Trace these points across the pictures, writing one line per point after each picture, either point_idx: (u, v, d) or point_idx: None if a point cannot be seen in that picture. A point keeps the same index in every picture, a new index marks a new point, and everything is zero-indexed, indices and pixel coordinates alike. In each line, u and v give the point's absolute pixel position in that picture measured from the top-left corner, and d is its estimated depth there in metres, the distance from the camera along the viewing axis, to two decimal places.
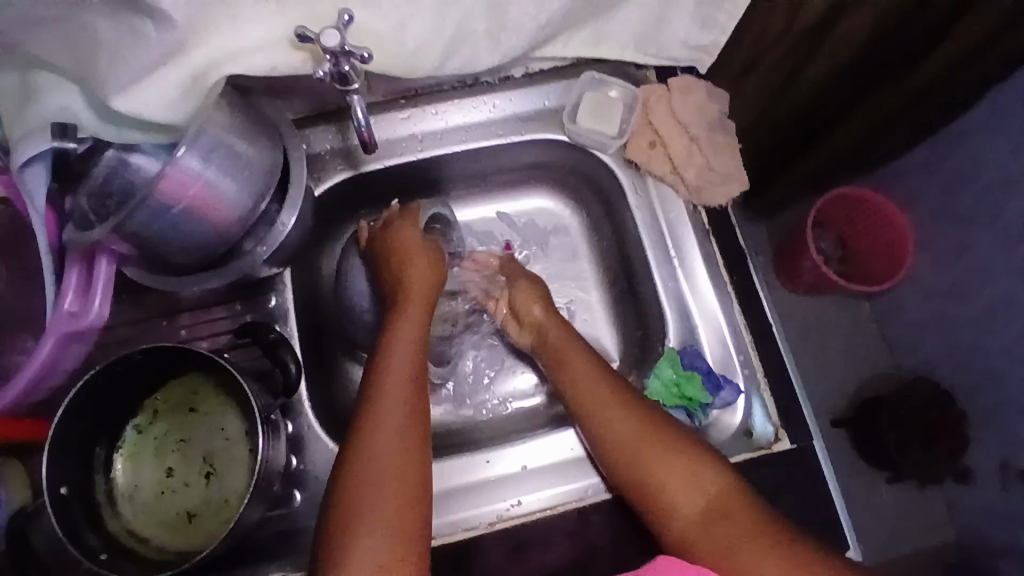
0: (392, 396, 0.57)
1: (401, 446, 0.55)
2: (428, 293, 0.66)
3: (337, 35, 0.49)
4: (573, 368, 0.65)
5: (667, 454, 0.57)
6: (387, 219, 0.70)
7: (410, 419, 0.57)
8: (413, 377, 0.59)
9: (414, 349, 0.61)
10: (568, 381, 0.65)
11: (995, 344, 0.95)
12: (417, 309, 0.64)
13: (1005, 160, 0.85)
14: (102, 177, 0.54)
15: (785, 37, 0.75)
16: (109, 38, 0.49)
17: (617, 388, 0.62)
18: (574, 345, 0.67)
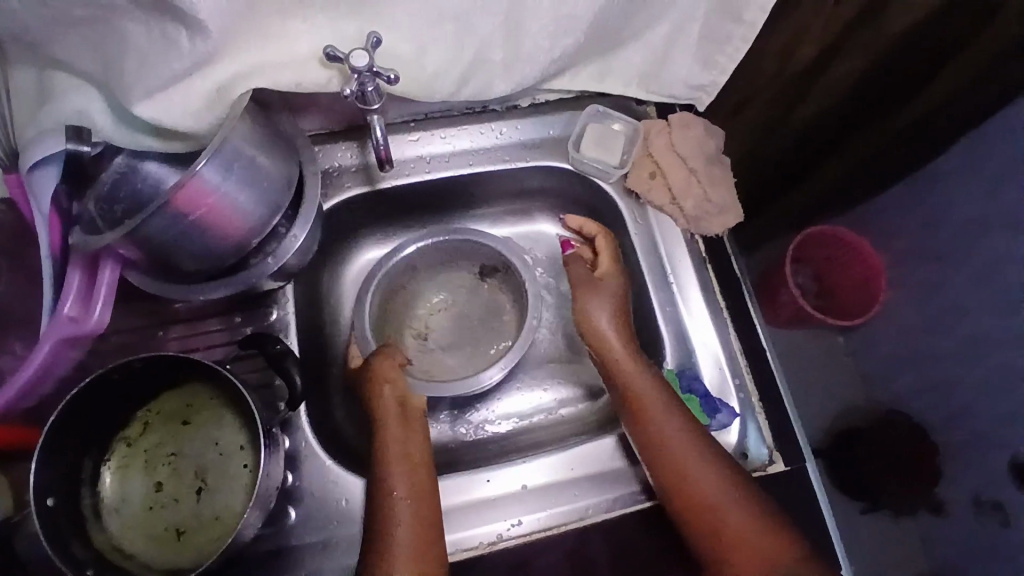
0: (400, 515, 0.56)
1: (419, 539, 0.55)
2: (407, 401, 0.64)
3: (365, 56, 0.52)
4: (655, 423, 0.62)
5: (718, 498, 0.58)
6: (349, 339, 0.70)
7: (426, 510, 0.57)
8: (415, 491, 0.58)
9: (409, 462, 0.60)
10: (651, 435, 0.62)
11: (965, 378, 0.99)
12: (398, 417, 0.63)
13: (973, 205, 0.91)
14: (110, 184, 0.54)
15: (775, 81, 0.80)
16: (140, 44, 0.50)
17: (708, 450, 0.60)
18: (659, 395, 0.63)
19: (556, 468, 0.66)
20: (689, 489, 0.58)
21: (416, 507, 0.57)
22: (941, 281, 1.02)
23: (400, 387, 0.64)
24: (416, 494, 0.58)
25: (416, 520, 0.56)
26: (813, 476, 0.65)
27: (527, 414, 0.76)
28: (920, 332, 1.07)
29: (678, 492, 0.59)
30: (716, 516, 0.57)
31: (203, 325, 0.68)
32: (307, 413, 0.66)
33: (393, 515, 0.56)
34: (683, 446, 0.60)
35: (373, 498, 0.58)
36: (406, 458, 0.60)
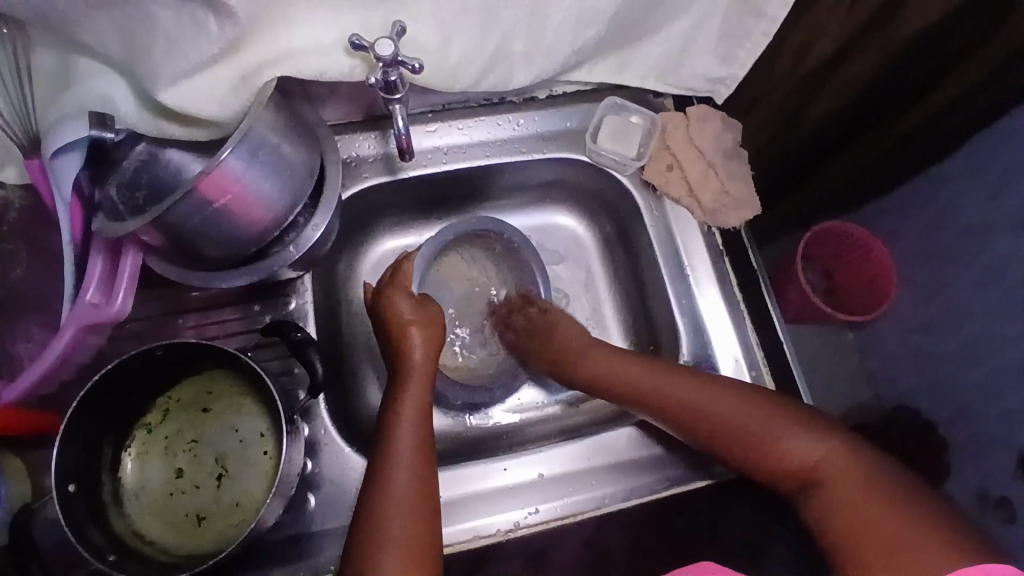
0: (401, 457, 0.56)
1: (417, 485, 0.55)
2: (435, 350, 0.63)
3: (391, 45, 0.52)
4: (666, 383, 0.63)
5: (778, 435, 0.59)
6: (388, 274, 0.67)
7: (422, 462, 0.57)
8: (420, 438, 0.58)
9: (418, 408, 0.60)
10: (658, 393, 0.63)
11: (976, 376, 1.00)
12: (424, 364, 0.62)
13: (987, 203, 0.92)
14: (132, 170, 0.54)
15: (793, 76, 0.79)
16: (168, 28, 0.49)
17: (716, 385, 0.63)
18: (643, 364, 0.65)
19: (573, 457, 0.67)
20: (748, 437, 0.60)
21: (418, 454, 0.57)
22: (948, 279, 1.02)
23: (436, 336, 0.64)
24: (420, 441, 0.58)
25: (418, 468, 0.56)
26: None
27: (536, 406, 0.77)
28: (929, 328, 1.07)
29: (740, 443, 0.60)
30: (774, 451, 0.59)
31: (220, 314, 0.68)
32: (326, 402, 0.67)
33: (397, 456, 0.56)
34: (717, 404, 0.61)
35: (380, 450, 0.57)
36: (418, 408, 0.60)
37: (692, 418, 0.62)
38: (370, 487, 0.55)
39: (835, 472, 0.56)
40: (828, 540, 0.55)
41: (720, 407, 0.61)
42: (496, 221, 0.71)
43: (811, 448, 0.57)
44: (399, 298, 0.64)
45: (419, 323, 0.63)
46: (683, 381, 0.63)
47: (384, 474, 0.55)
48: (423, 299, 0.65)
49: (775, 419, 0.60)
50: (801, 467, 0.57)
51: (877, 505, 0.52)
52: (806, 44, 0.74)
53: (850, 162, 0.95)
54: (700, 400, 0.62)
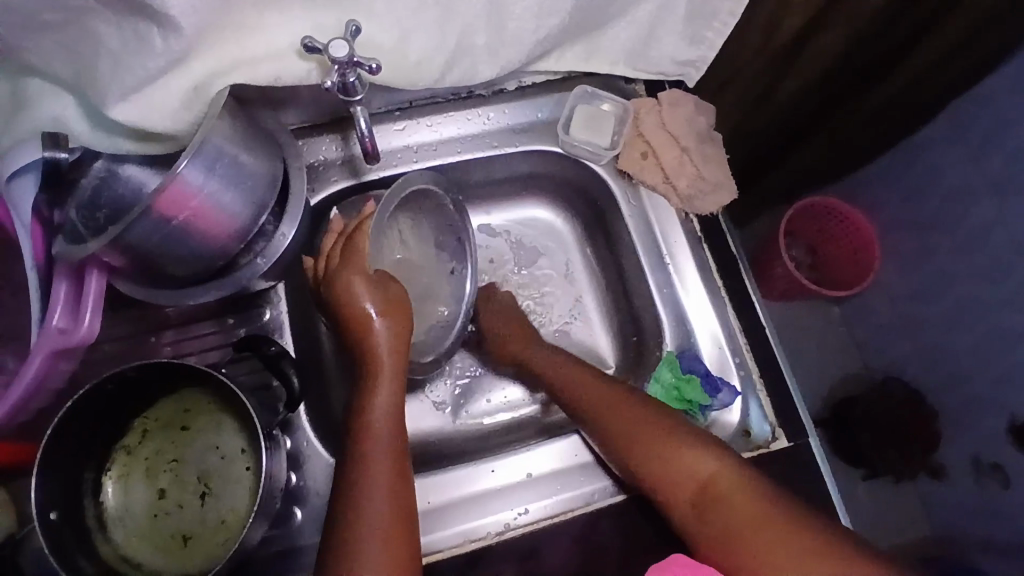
0: (379, 462, 0.55)
1: (394, 485, 0.55)
2: (403, 342, 0.61)
3: (345, 46, 0.51)
4: (576, 383, 0.67)
5: (677, 444, 0.58)
6: (342, 242, 0.62)
7: (398, 462, 0.56)
8: (393, 443, 0.57)
9: (390, 412, 0.59)
10: (576, 394, 0.66)
11: (963, 344, 1.01)
12: (395, 364, 0.60)
13: (967, 170, 0.92)
14: (91, 189, 0.53)
15: (763, 52, 0.78)
16: (112, 45, 0.48)
17: (618, 390, 0.64)
18: (572, 368, 0.68)
19: (560, 455, 0.67)
20: (650, 441, 0.59)
21: (393, 451, 0.57)
22: (931, 249, 1.02)
23: (403, 326, 0.61)
24: (392, 439, 0.57)
25: (394, 469, 0.56)
26: (816, 449, 0.65)
27: (523, 402, 0.76)
28: (915, 298, 1.08)
29: (641, 450, 0.59)
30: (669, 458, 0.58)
31: (196, 329, 0.66)
32: (308, 413, 0.66)
33: (370, 454, 0.56)
34: (623, 407, 0.63)
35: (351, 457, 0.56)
36: (392, 406, 0.59)
37: (608, 423, 0.62)
38: (345, 485, 0.55)
39: (721, 486, 0.55)
40: (708, 550, 0.54)
41: (621, 410, 0.62)
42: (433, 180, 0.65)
43: (707, 461, 0.56)
44: (350, 272, 0.60)
45: (385, 313, 0.60)
46: (594, 383, 0.66)
47: (362, 470, 0.55)
48: (384, 281, 0.62)
49: (673, 429, 0.59)
50: (693, 481, 0.56)
51: (758, 520, 0.51)
52: (775, 21, 0.72)
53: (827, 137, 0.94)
54: (624, 405, 0.63)
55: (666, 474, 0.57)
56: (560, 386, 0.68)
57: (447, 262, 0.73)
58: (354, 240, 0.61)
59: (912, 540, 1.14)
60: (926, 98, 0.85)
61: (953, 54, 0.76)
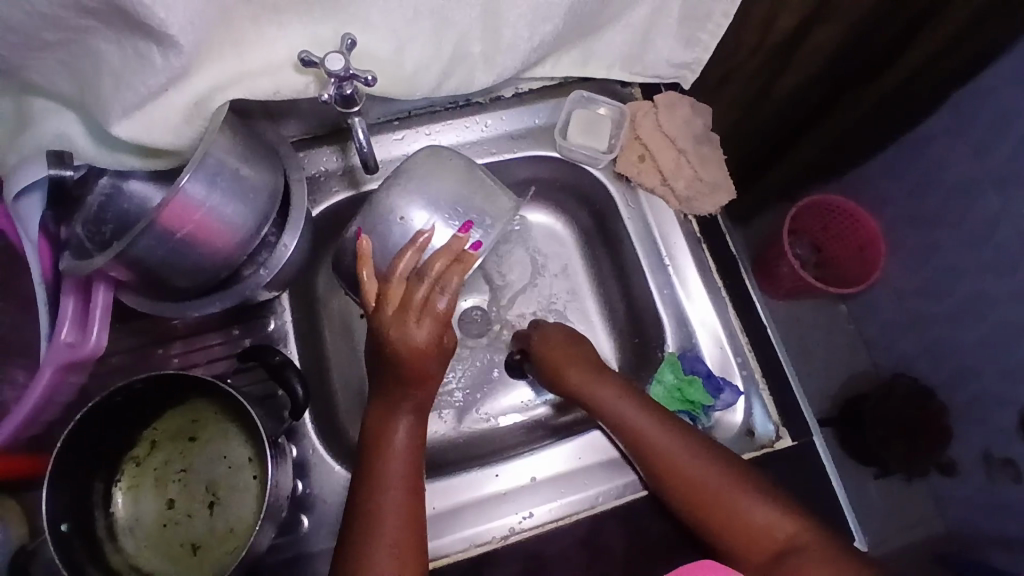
0: (393, 512, 0.54)
1: (409, 533, 0.54)
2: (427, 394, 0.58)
3: (341, 59, 0.52)
4: (638, 419, 0.63)
5: (740, 503, 0.58)
6: (429, 280, 0.55)
7: (414, 482, 0.56)
8: (411, 491, 0.56)
9: (411, 459, 0.57)
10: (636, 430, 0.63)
11: (971, 337, 1.00)
12: (425, 396, 0.58)
13: (969, 166, 0.92)
14: (97, 206, 0.53)
15: (758, 53, 0.78)
16: (116, 65, 0.49)
17: (683, 434, 0.62)
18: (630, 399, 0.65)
19: (565, 458, 0.67)
20: (722, 496, 0.59)
21: (411, 473, 0.56)
22: (935, 244, 1.02)
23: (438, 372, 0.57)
24: (411, 464, 0.57)
25: (408, 492, 0.55)
26: (819, 448, 0.66)
27: (525, 406, 0.76)
28: (920, 293, 1.07)
29: (702, 509, 0.59)
30: (740, 516, 0.58)
31: (203, 340, 0.67)
32: (313, 421, 0.66)
33: (389, 479, 0.55)
34: (692, 455, 0.61)
35: (365, 506, 0.54)
36: (413, 432, 0.58)
37: (676, 467, 0.60)
38: (360, 504, 0.55)
39: (793, 551, 0.55)
40: None
41: (690, 460, 0.60)
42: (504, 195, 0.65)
43: (780, 521, 0.57)
44: (424, 320, 0.55)
45: (434, 370, 0.56)
46: (656, 422, 0.63)
47: (374, 521, 0.54)
48: (444, 329, 0.56)
49: (744, 482, 0.59)
50: (767, 539, 0.57)
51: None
52: (769, 21, 0.73)
53: (828, 134, 0.94)
54: (682, 458, 0.61)
55: (733, 531, 0.58)
56: (614, 419, 0.64)
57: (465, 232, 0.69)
58: (443, 280, 0.56)
59: (924, 537, 1.14)
60: (926, 91, 0.85)
61: (952, 47, 0.76)
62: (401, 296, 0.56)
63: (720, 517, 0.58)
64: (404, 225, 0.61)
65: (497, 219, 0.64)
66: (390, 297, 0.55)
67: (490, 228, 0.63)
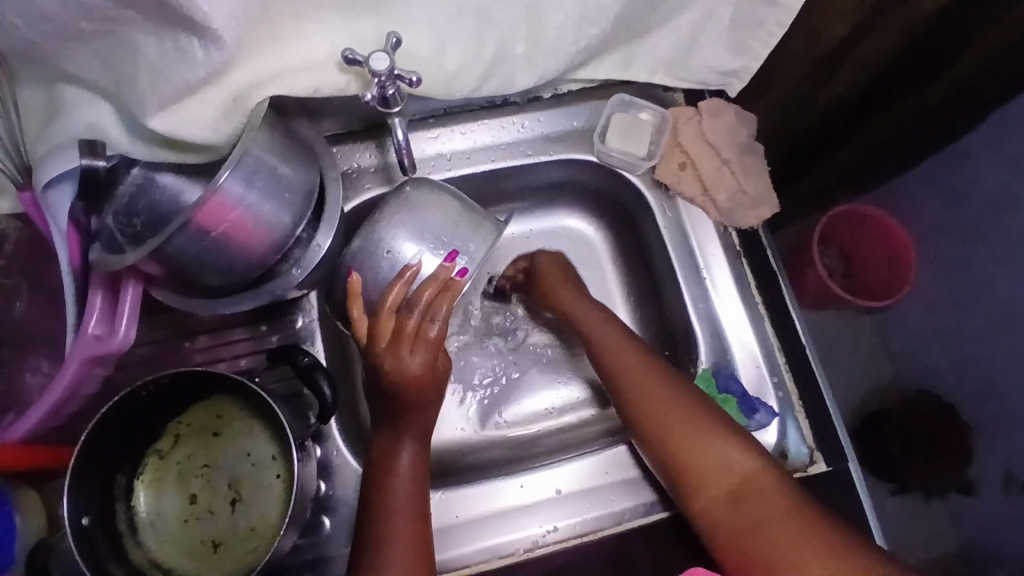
0: (400, 534, 0.55)
1: (415, 548, 0.55)
2: (425, 423, 0.59)
3: (386, 58, 0.50)
4: (615, 348, 0.66)
5: (694, 433, 0.59)
6: (416, 310, 0.56)
7: (420, 509, 0.57)
8: (417, 511, 0.56)
9: (415, 481, 0.57)
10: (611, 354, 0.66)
11: (1003, 360, 0.98)
12: (425, 419, 0.59)
13: (1015, 185, 0.89)
14: (128, 197, 0.52)
15: (807, 58, 0.75)
16: (153, 56, 0.48)
17: (655, 364, 0.64)
18: (612, 331, 0.67)
19: (591, 471, 0.66)
20: (683, 425, 0.60)
21: (417, 501, 0.57)
22: (971, 263, 0.99)
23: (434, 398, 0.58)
24: (418, 488, 0.57)
25: (415, 519, 0.56)
26: (854, 474, 0.64)
27: (549, 413, 0.75)
28: (951, 312, 1.05)
29: (668, 439, 0.60)
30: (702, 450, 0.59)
31: (230, 335, 0.66)
32: (338, 423, 0.66)
33: (397, 507, 0.55)
34: (660, 384, 0.63)
35: (373, 529, 0.55)
36: (417, 457, 0.58)
37: (643, 395, 0.63)
38: (368, 533, 0.55)
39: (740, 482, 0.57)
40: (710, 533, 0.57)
41: (656, 392, 0.62)
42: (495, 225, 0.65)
43: (736, 457, 0.58)
44: (416, 349, 0.55)
45: (431, 399, 0.58)
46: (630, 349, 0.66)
47: (383, 546, 0.54)
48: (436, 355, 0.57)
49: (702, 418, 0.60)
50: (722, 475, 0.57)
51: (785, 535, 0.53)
52: (823, 26, 0.70)
53: (869, 144, 0.91)
54: (653, 385, 0.63)
55: (695, 463, 0.58)
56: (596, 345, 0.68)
57: None
58: (431, 302, 0.56)
59: (941, 556, 1.12)
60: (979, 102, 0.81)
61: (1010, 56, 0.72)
62: (392, 327, 0.56)
63: (677, 445, 0.60)
64: (391, 257, 0.61)
65: (482, 243, 0.63)
66: (381, 330, 0.56)
67: (475, 252, 0.62)
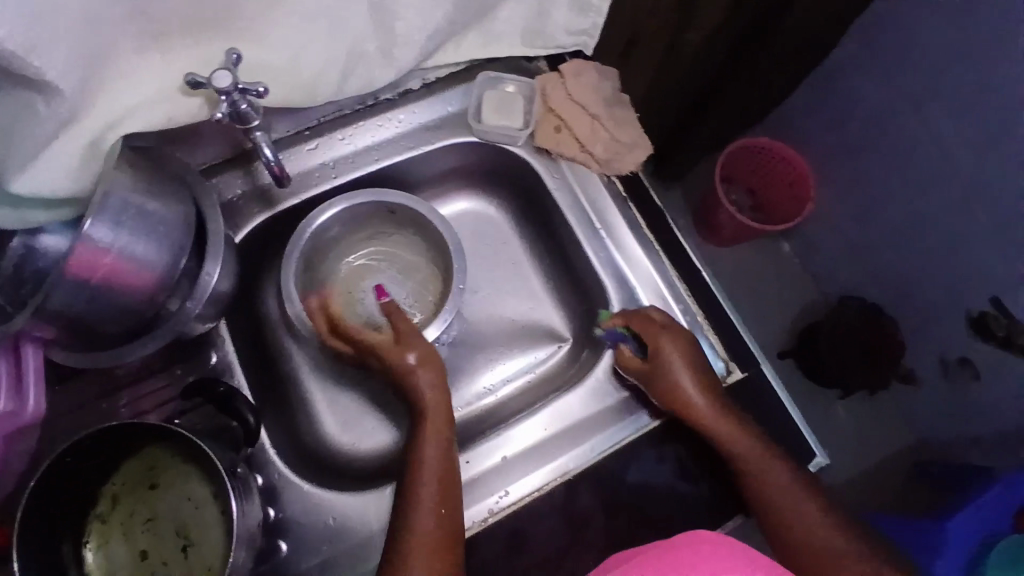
0: (427, 510, 0.58)
1: (440, 524, 0.58)
2: (442, 384, 0.65)
3: (228, 75, 0.50)
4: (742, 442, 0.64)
5: (807, 516, 0.63)
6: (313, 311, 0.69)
7: (449, 495, 0.59)
8: (444, 492, 0.59)
9: (440, 462, 0.61)
10: (734, 439, 0.64)
11: (905, 253, 1.05)
12: (438, 398, 0.64)
13: (877, 87, 0.95)
14: (11, 264, 0.53)
15: (656, 11, 0.78)
16: (2, 119, 0.47)
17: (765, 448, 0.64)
18: (734, 420, 0.65)
19: (531, 433, 0.68)
20: (789, 503, 0.63)
21: (447, 484, 0.60)
22: (858, 171, 1.07)
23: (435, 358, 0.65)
24: (448, 462, 0.61)
25: (444, 487, 0.59)
26: (767, 375, 0.71)
27: (489, 390, 0.76)
28: (852, 218, 1.12)
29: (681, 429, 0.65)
30: (804, 524, 0.63)
31: (149, 385, 0.65)
32: (269, 436, 0.66)
33: (422, 488, 0.59)
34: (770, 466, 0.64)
35: (399, 518, 0.58)
36: (438, 443, 0.62)
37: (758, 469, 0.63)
38: (399, 517, 0.59)
39: (829, 545, 0.62)
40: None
41: (768, 474, 0.63)
42: (321, 211, 0.70)
43: (834, 540, 0.62)
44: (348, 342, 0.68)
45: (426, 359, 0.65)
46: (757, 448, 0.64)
47: (408, 531, 0.57)
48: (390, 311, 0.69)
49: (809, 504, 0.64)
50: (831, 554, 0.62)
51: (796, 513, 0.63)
52: None
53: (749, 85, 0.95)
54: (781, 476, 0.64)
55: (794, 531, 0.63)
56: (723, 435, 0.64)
57: (391, 208, 0.73)
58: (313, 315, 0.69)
59: (896, 448, 1.20)
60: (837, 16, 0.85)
61: None
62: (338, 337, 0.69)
63: (789, 518, 0.63)
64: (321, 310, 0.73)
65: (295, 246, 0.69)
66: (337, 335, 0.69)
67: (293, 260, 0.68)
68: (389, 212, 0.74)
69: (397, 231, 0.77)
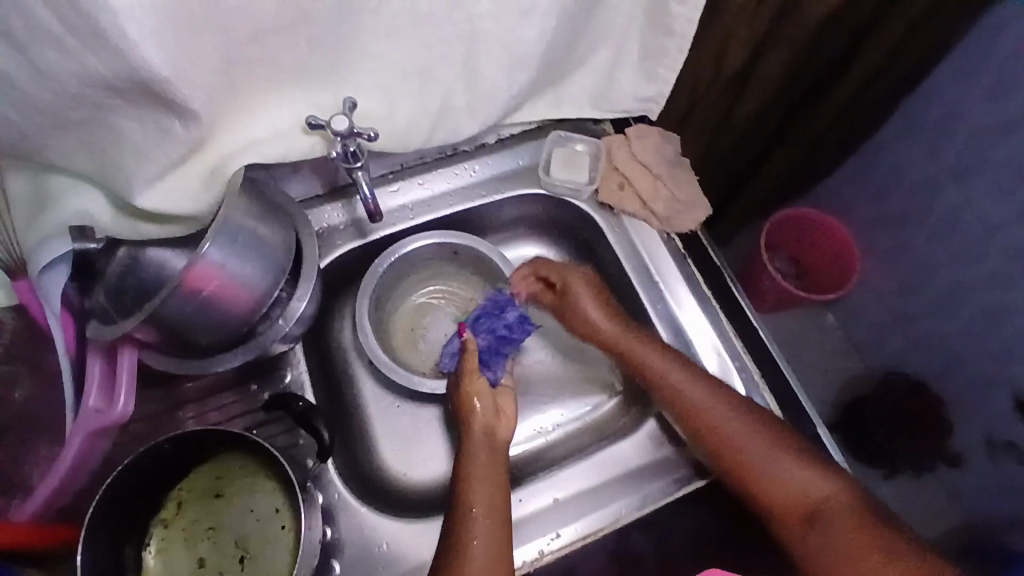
0: (482, 515, 0.60)
1: (494, 528, 0.59)
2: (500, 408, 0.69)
3: (345, 119, 0.57)
4: (684, 394, 0.67)
5: (772, 461, 0.64)
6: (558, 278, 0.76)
7: (500, 520, 0.60)
8: (496, 499, 0.61)
9: (491, 471, 0.63)
10: (675, 395, 0.67)
11: (954, 331, 1.05)
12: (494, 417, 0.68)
13: (925, 166, 0.98)
14: (116, 275, 0.56)
15: (716, 82, 0.83)
16: (137, 137, 0.52)
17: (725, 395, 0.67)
18: (667, 363, 0.69)
19: (583, 476, 0.69)
20: (758, 457, 0.64)
21: (496, 489, 0.62)
22: (907, 246, 1.08)
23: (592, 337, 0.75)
24: (497, 473, 0.64)
25: (491, 495, 0.62)
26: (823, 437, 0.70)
27: (539, 433, 0.77)
28: (899, 292, 1.12)
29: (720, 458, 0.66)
30: (776, 479, 0.63)
31: (220, 399, 0.70)
32: (335, 466, 0.68)
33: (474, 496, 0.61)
34: (722, 417, 0.66)
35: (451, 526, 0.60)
36: (488, 456, 0.65)
37: (711, 429, 0.66)
38: (450, 524, 0.60)
39: (806, 487, 0.63)
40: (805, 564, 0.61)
41: (725, 429, 0.66)
42: (393, 249, 0.75)
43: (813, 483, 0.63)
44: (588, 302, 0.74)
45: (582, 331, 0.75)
46: (704, 392, 0.67)
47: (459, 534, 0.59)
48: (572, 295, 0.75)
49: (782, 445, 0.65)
50: (812, 499, 0.62)
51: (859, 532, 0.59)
52: (722, 54, 0.78)
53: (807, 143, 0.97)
54: (735, 429, 0.66)
55: (764, 487, 0.64)
56: (673, 398, 0.68)
57: (458, 250, 0.78)
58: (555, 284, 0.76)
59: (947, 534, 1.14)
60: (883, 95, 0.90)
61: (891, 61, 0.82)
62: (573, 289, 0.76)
63: (755, 477, 0.64)
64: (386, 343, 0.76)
65: (367, 281, 0.74)
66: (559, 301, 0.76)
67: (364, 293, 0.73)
68: (454, 253, 0.78)
69: (458, 272, 0.81)
